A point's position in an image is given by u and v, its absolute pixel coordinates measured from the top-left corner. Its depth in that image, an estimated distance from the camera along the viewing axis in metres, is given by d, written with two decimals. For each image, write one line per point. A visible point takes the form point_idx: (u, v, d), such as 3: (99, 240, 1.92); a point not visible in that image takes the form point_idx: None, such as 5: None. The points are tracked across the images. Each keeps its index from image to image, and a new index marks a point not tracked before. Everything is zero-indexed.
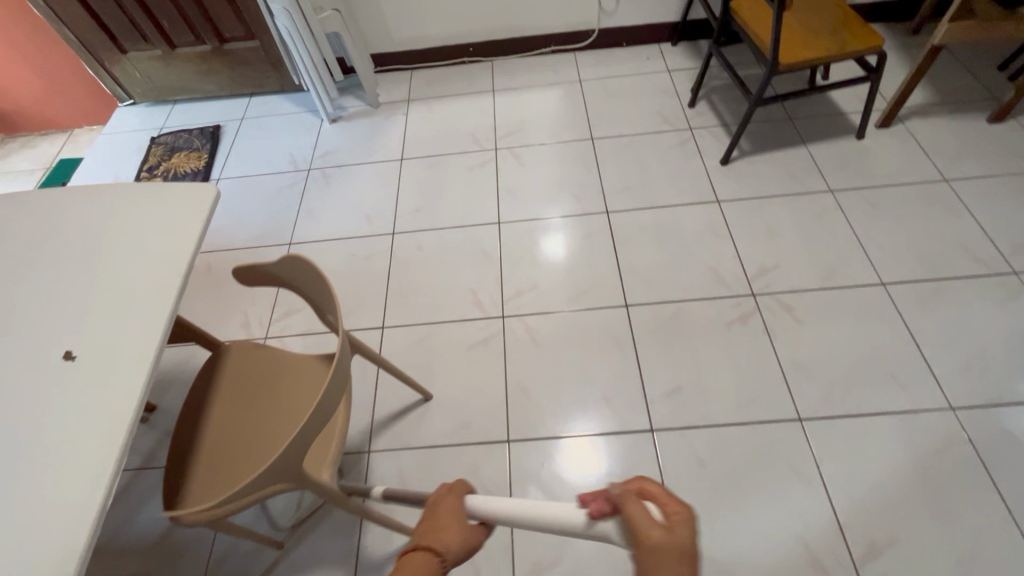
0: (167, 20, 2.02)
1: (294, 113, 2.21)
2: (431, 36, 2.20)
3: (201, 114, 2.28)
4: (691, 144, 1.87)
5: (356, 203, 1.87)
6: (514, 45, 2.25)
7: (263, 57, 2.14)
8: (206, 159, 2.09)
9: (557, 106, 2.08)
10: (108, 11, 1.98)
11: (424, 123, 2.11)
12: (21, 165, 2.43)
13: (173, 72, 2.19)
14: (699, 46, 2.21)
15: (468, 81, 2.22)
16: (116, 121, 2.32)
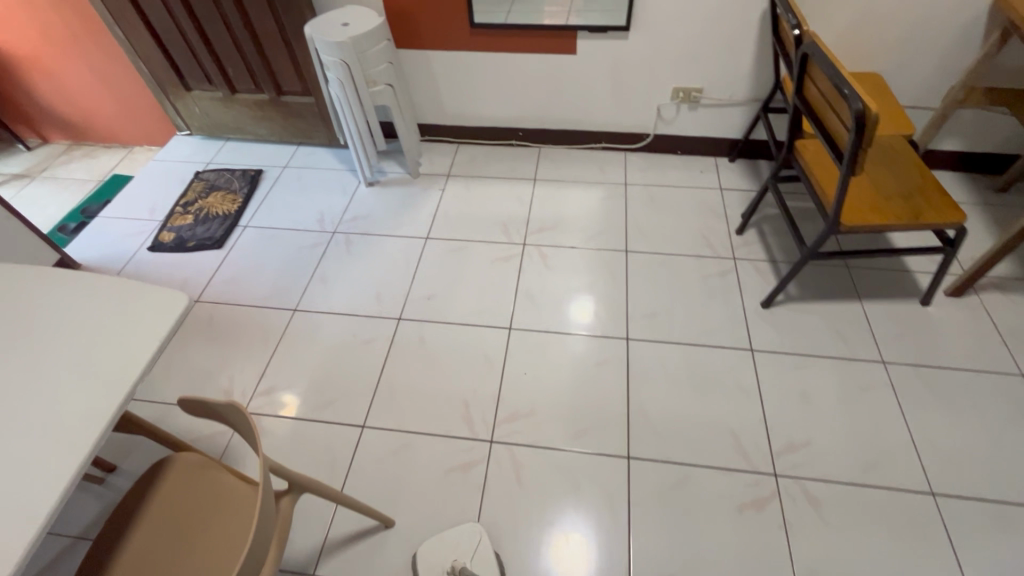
0: (232, 68, 2.08)
1: (335, 169, 2.23)
2: (482, 116, 2.17)
3: (248, 156, 2.32)
4: (732, 277, 1.73)
5: (371, 279, 1.81)
6: (564, 137, 2.20)
7: (316, 113, 2.17)
8: (240, 203, 2.10)
9: (596, 207, 1.99)
10: (180, 53, 2.06)
11: (458, 202, 2.06)
12: (77, 174, 2.55)
13: (230, 114, 2.24)
14: (758, 167, 2.09)
15: (511, 166, 2.18)
16: (170, 148, 2.39)
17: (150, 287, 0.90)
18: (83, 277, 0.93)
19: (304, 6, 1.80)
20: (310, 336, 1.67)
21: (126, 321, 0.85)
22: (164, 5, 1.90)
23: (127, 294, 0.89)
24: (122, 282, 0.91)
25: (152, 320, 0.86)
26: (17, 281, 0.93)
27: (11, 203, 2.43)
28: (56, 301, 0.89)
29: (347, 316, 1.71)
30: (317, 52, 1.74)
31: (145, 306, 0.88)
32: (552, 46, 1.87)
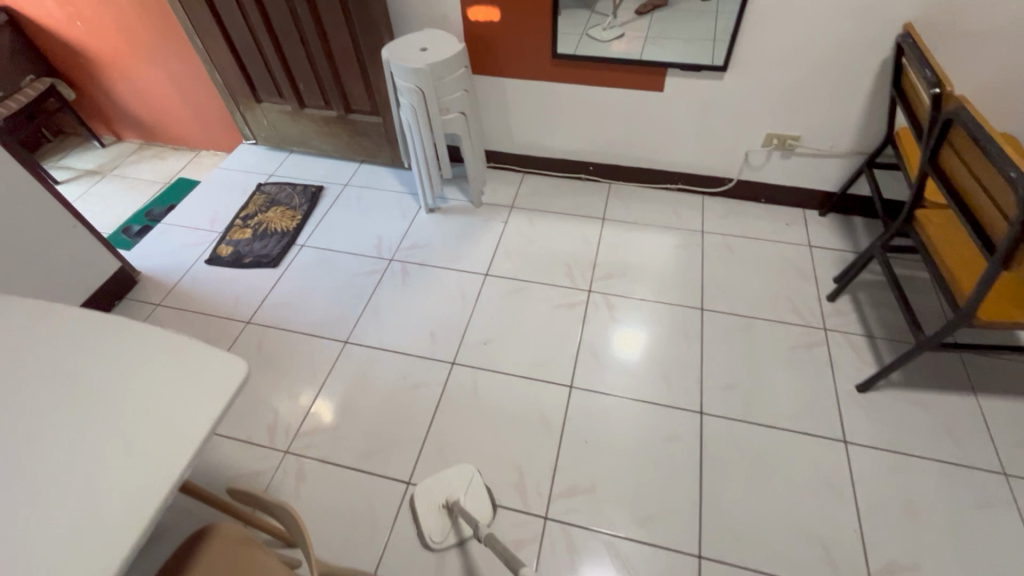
0: (303, 83, 2.05)
1: (396, 191, 2.16)
2: (552, 147, 2.07)
3: (310, 170, 2.29)
4: (822, 350, 1.55)
5: (426, 315, 1.72)
6: (637, 174, 2.06)
7: (382, 133, 2.11)
8: (298, 220, 2.06)
9: (669, 256, 1.85)
10: (254, 65, 2.04)
11: (521, 237, 1.95)
12: (145, 175, 2.60)
13: (296, 127, 2.22)
14: (852, 224, 1.89)
15: (579, 202, 2.06)
16: (235, 158, 2.39)
17: (209, 352, 0.82)
18: (141, 328, 0.86)
19: (383, 28, 1.75)
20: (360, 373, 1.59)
21: (178, 390, 0.78)
22: (244, 19, 1.89)
23: (182, 356, 0.82)
24: (178, 340, 0.84)
25: (207, 392, 0.78)
26: (72, 325, 0.87)
27: (82, 200, 2.50)
28: (111, 354, 0.82)
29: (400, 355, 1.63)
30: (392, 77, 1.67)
31: (200, 372, 0.80)
32: (637, 82, 1.75)
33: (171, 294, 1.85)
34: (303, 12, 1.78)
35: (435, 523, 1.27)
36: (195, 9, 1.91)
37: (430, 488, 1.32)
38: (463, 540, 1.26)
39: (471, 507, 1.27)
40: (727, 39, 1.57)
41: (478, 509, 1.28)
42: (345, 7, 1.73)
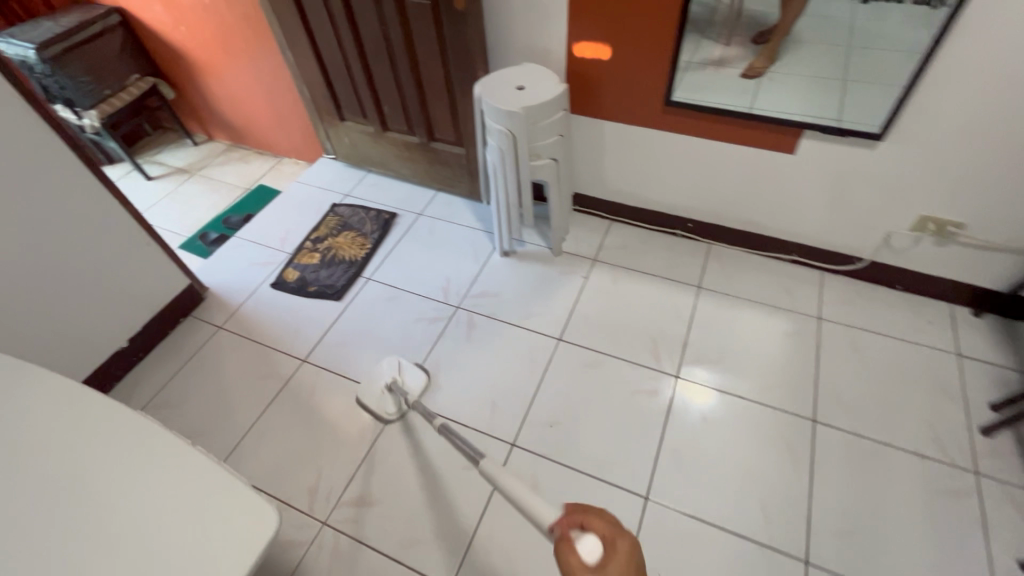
0: (388, 107, 1.94)
1: (470, 227, 2.02)
2: (649, 198, 1.84)
3: (385, 194, 2.19)
4: (971, 503, 1.24)
5: (488, 379, 1.56)
6: (744, 238, 1.80)
7: (463, 164, 1.97)
8: (367, 249, 1.97)
9: (775, 344, 1.58)
10: (342, 84, 1.96)
11: (602, 297, 1.74)
12: (228, 179, 2.62)
13: (377, 149, 2.13)
14: (1019, 332, 1.53)
15: (672, 262, 1.82)
16: (313, 172, 2.34)
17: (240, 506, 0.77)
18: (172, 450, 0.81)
19: (479, 59, 1.59)
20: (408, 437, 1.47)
21: (197, 551, 0.72)
22: (336, 39, 1.80)
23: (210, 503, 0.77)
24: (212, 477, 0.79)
25: (226, 561, 0.72)
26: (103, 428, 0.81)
27: (169, 199, 2.55)
28: (132, 481, 0.76)
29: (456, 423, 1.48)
30: (482, 116, 1.52)
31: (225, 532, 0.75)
32: (764, 140, 1.49)
33: (233, 317, 1.81)
34: (397, 37, 1.66)
35: (382, 402, 1.52)
36: (290, 25, 1.84)
37: (374, 381, 1.57)
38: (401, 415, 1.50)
39: (409, 380, 1.55)
40: (891, 104, 1.28)
41: (416, 390, 1.54)
42: (441, 36, 1.59)
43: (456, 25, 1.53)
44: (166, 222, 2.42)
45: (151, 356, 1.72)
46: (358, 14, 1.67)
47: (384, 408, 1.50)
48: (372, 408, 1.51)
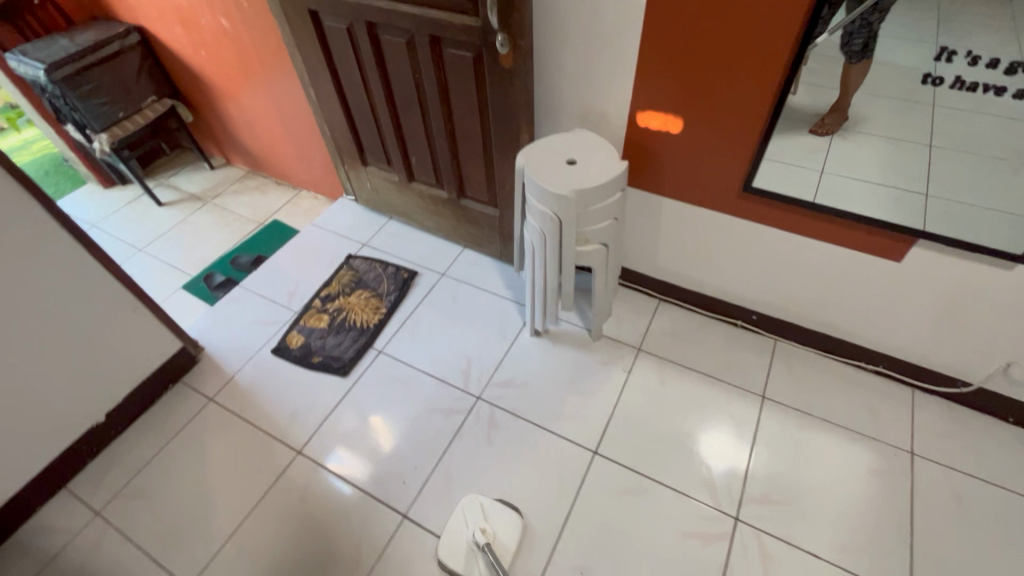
0: (416, 158, 1.73)
1: (498, 295, 1.80)
2: (707, 283, 1.59)
3: (407, 247, 1.99)
4: None
5: (509, 497, 1.33)
6: (819, 339, 1.54)
7: (495, 225, 1.75)
8: (381, 314, 1.76)
9: (857, 484, 1.31)
10: (366, 129, 1.76)
11: (648, 399, 1.49)
12: (242, 210, 2.45)
13: (401, 198, 1.92)
14: None
15: (729, 360, 1.56)
16: (330, 214, 2.15)
17: None
18: None
19: (523, 120, 1.37)
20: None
21: None
22: (363, 83, 1.60)
23: None
24: None
25: None
26: None
27: (178, 229, 2.39)
28: None
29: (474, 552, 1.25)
30: (524, 192, 1.30)
31: None
32: (861, 241, 1.24)
33: (227, 386, 1.61)
34: (431, 88, 1.45)
35: (470, 566, 1.21)
36: (313, 64, 1.65)
37: (457, 538, 1.26)
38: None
39: (500, 532, 1.25)
40: None
41: (507, 553, 1.23)
42: (482, 91, 1.38)
43: (500, 82, 1.31)
44: (173, 256, 2.26)
45: (133, 429, 1.53)
46: (389, 60, 1.46)
47: None
48: (459, 572, 1.21)
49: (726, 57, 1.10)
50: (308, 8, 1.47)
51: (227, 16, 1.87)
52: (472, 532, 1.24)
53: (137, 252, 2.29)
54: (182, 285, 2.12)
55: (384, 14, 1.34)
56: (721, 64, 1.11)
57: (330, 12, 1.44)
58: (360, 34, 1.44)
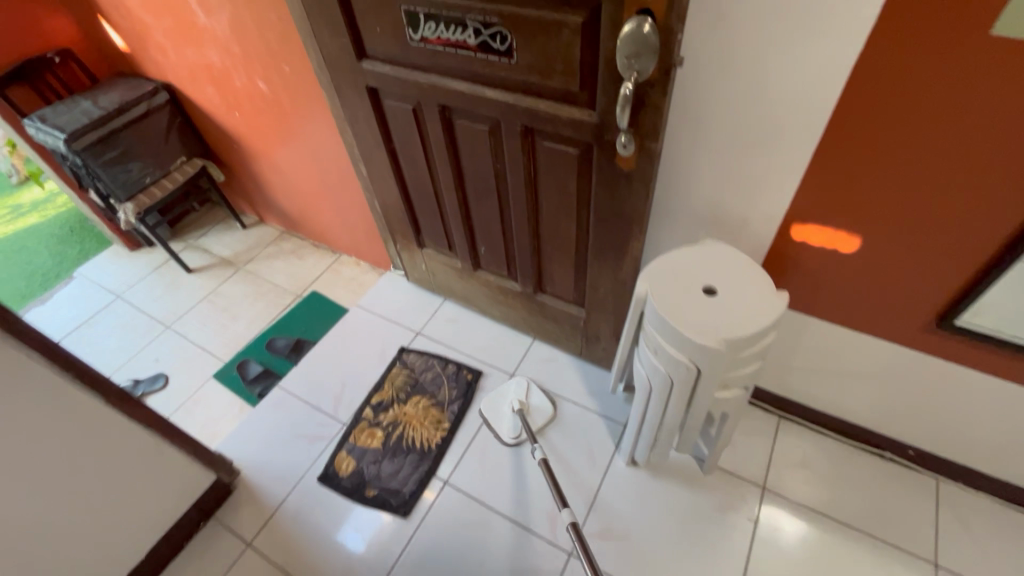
0: (485, 247, 1.46)
1: (580, 404, 1.52)
2: (849, 408, 1.29)
3: (467, 338, 1.73)
4: None
5: None
6: (999, 484, 1.22)
7: (578, 324, 1.47)
8: (443, 431, 1.50)
9: None
10: (426, 212, 1.50)
11: (785, 563, 1.20)
12: (277, 278, 2.22)
13: (463, 283, 1.66)
14: None
15: (883, 509, 1.25)
16: (378, 293, 1.91)
17: None
18: None
19: (637, 226, 1.08)
20: (512, 481, 1.39)
21: None
22: (426, 167, 1.34)
23: None
24: None
25: None
26: None
27: (207, 301, 2.17)
28: None
29: (516, 467, 1.41)
30: (644, 324, 1.02)
31: None
32: None
33: (267, 529, 1.35)
34: (516, 181, 1.18)
35: (505, 425, 1.47)
36: (366, 143, 1.39)
37: (500, 402, 1.52)
38: (519, 444, 1.45)
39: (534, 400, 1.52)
40: None
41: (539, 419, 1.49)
42: (585, 190, 1.10)
43: (614, 185, 1.03)
44: (203, 335, 2.04)
45: None
46: (464, 147, 1.20)
47: (508, 432, 1.45)
48: (493, 424, 1.48)
49: (939, 182, 0.82)
50: (366, 86, 1.21)
51: (265, 80, 1.63)
52: (511, 402, 1.49)
53: (164, 329, 2.07)
54: (214, 373, 1.89)
55: (465, 100, 1.07)
56: (928, 188, 0.84)
57: (394, 91, 1.18)
58: (429, 118, 1.18)
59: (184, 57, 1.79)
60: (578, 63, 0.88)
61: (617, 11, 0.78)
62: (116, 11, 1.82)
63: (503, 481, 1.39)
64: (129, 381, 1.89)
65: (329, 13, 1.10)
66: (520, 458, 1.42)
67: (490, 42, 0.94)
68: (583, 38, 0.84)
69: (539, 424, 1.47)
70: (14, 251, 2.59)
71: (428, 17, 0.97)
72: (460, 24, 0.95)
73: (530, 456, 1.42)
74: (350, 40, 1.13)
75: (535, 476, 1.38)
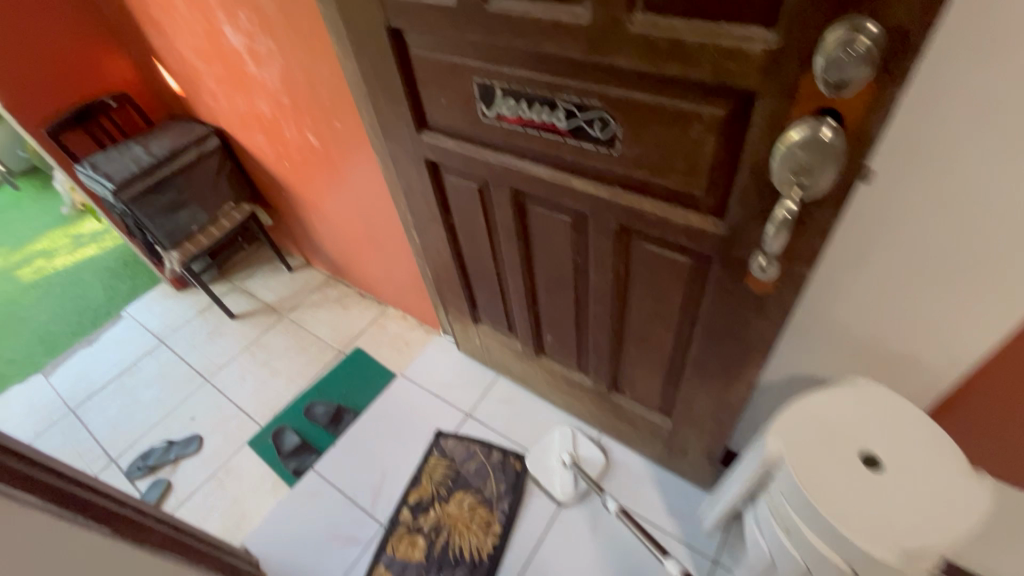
0: (552, 335, 1.24)
1: (658, 526, 1.27)
2: None
3: (523, 428, 1.52)
4: None
5: None
6: None
7: (661, 433, 1.23)
8: (493, 546, 1.28)
9: None
10: (485, 291, 1.30)
11: None
12: (320, 331, 2.08)
13: (522, 366, 1.45)
14: None
15: None
16: (425, 362, 1.73)
17: None
18: None
19: (761, 354, 0.84)
20: (579, 543, 1.26)
21: None
22: (489, 248, 1.14)
23: None
24: None
25: None
26: None
27: (247, 353, 2.05)
28: None
29: (590, 522, 1.29)
30: (772, 490, 0.78)
31: None
32: None
33: None
34: (600, 280, 0.96)
35: (556, 480, 1.36)
36: (421, 214, 1.21)
37: (546, 456, 1.42)
38: (585, 496, 1.34)
39: (584, 452, 1.42)
40: None
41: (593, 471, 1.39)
42: (692, 303, 0.87)
43: (736, 305, 0.79)
44: (241, 392, 1.92)
45: None
46: (538, 234, 0.99)
47: (562, 489, 1.34)
48: (542, 481, 1.37)
49: None
50: (425, 158, 1.03)
51: (316, 133, 1.49)
52: (560, 456, 1.40)
53: (204, 382, 1.97)
54: (249, 439, 1.76)
55: (546, 187, 0.87)
56: None
57: (457, 167, 0.99)
58: (497, 201, 0.98)
59: (235, 105, 1.69)
60: (709, 163, 0.66)
61: (784, 107, 0.55)
62: (170, 55, 1.74)
63: (570, 541, 1.27)
64: (164, 442, 1.79)
65: (387, 79, 0.93)
66: (585, 513, 1.31)
67: (586, 127, 0.73)
68: (721, 137, 0.62)
69: (594, 476, 1.37)
70: (70, 285, 2.59)
71: (508, 93, 0.78)
72: (548, 104, 0.75)
73: (601, 509, 1.31)
74: (410, 109, 0.95)
75: (617, 530, 1.27)
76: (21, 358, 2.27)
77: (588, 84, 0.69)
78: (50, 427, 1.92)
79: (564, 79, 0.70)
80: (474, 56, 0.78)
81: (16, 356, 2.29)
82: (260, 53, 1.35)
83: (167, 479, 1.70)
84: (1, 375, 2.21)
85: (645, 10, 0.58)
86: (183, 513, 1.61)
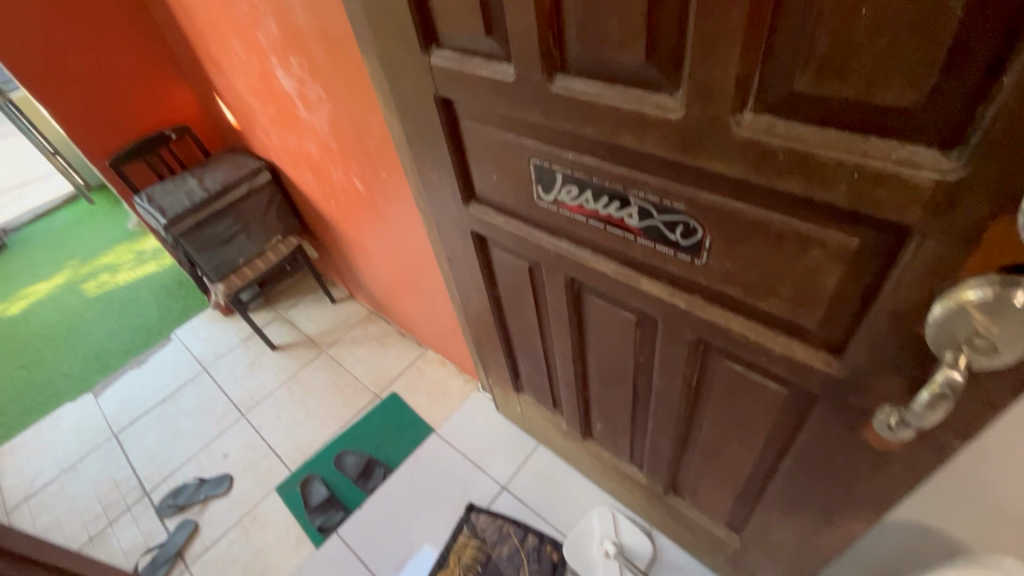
0: (602, 423, 1.10)
1: None
2: None
3: (562, 509, 1.37)
4: None
5: None
6: None
7: (725, 549, 1.05)
8: None
9: None
10: (529, 365, 1.18)
11: None
12: (357, 370, 2.02)
13: (565, 443, 1.31)
14: None
15: None
16: (462, 421, 1.62)
17: None
18: None
19: (873, 509, 0.66)
20: None
21: None
22: (537, 325, 1.02)
23: None
24: None
25: None
26: None
27: (283, 389, 2.02)
28: None
29: None
30: None
31: None
32: None
33: None
34: (666, 386, 0.82)
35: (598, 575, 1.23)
36: (464, 280, 1.11)
37: (585, 545, 1.28)
38: None
39: (628, 545, 1.26)
40: None
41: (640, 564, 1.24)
42: (782, 433, 0.71)
43: (845, 452, 0.63)
44: (275, 431, 1.87)
45: None
46: (593, 324, 0.86)
47: None
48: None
49: None
50: (471, 230, 0.93)
51: (361, 179, 1.42)
52: (601, 544, 1.27)
53: (240, 417, 1.94)
54: (278, 485, 1.70)
55: (608, 282, 0.74)
56: None
57: (506, 243, 0.88)
58: (549, 284, 0.86)
59: (286, 143, 1.66)
60: (828, 295, 0.51)
61: (954, 253, 0.40)
62: (228, 91, 1.74)
63: None
64: (195, 479, 1.76)
65: (433, 146, 0.84)
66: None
67: (664, 230, 0.60)
68: (850, 269, 0.48)
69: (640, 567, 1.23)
70: (128, 302, 2.66)
71: (569, 180, 0.66)
72: (618, 199, 0.62)
73: None
74: (457, 180, 0.85)
75: None
76: (76, 373, 2.33)
77: (670, 184, 0.56)
78: (93, 450, 1.94)
79: (640, 173, 0.58)
80: (532, 135, 0.66)
81: (72, 371, 2.35)
82: (309, 98, 1.30)
83: (195, 520, 1.66)
84: (56, 390, 2.27)
85: (758, 110, 0.44)
86: (206, 560, 1.57)
